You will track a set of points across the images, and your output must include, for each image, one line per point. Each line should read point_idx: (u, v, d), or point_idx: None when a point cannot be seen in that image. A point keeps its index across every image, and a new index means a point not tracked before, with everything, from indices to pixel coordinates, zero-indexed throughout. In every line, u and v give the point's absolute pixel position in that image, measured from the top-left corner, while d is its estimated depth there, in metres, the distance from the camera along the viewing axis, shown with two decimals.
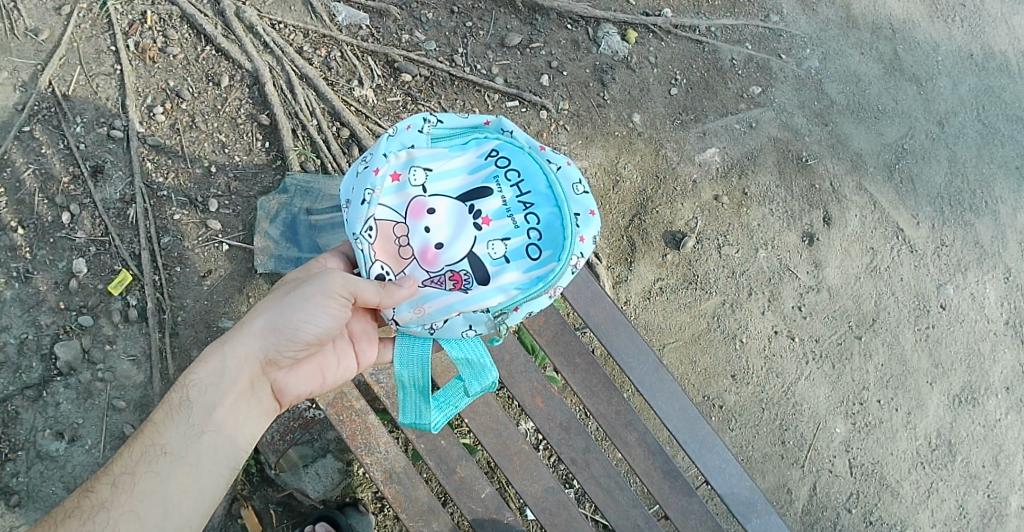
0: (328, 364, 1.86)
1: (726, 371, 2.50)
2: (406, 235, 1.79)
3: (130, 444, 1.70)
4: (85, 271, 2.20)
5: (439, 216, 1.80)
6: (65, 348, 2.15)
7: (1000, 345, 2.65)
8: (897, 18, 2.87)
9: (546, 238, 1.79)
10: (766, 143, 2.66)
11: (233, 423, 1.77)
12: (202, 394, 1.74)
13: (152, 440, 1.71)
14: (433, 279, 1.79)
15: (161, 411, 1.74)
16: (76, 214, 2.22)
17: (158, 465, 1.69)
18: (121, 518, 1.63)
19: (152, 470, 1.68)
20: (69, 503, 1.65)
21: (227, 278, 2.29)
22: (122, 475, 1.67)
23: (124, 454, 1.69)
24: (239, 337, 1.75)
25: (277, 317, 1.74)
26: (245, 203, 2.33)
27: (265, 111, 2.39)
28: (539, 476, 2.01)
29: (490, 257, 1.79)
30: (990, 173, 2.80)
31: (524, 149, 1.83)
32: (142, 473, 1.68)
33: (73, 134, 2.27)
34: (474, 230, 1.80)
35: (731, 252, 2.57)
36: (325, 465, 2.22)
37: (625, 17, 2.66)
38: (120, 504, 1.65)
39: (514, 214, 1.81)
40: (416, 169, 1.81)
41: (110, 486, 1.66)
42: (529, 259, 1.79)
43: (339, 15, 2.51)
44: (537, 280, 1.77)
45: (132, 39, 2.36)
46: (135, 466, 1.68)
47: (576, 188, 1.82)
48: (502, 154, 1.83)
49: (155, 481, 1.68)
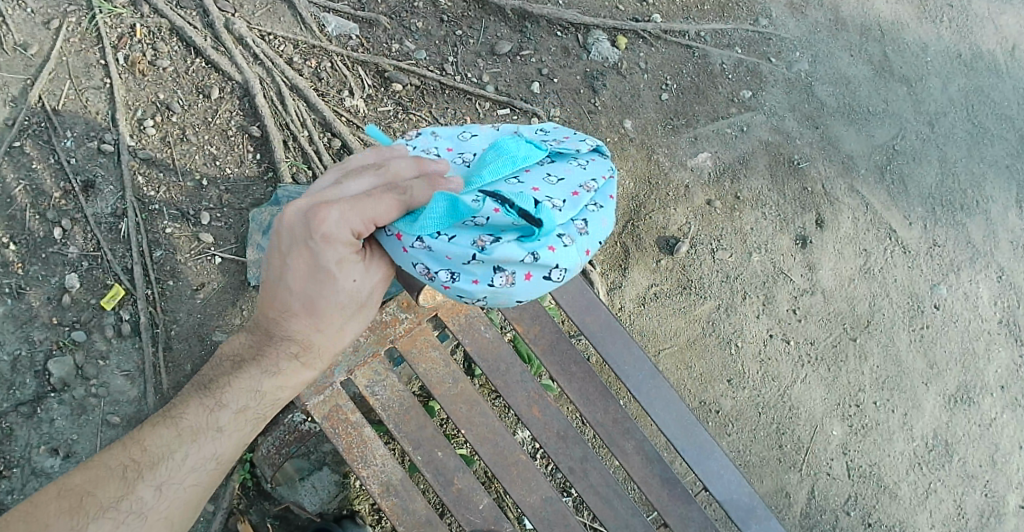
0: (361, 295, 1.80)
1: (721, 376, 2.50)
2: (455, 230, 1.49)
3: (191, 444, 1.72)
4: (77, 286, 2.19)
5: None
6: (58, 364, 2.14)
7: (994, 344, 2.66)
8: (885, 20, 2.88)
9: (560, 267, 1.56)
10: (757, 147, 2.66)
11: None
12: (268, 404, 1.77)
13: (210, 448, 1.74)
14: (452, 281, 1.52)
15: (228, 419, 1.74)
16: (67, 229, 2.21)
17: (203, 476, 1.73)
18: (155, 523, 1.68)
19: (195, 481, 1.72)
20: (103, 495, 1.65)
21: (220, 291, 2.27)
22: (167, 480, 1.70)
23: (178, 457, 1.71)
24: (317, 350, 1.69)
25: (353, 325, 1.69)
26: (237, 216, 2.32)
27: (256, 123, 2.39)
28: (536, 487, 2.00)
29: None
30: (981, 172, 2.80)
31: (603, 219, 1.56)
32: (190, 483, 1.72)
33: (64, 148, 2.25)
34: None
35: (725, 256, 2.57)
36: (321, 477, 2.21)
37: (614, 23, 2.66)
38: (157, 510, 1.69)
39: None
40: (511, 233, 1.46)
41: (152, 490, 1.68)
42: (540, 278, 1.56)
43: (328, 26, 2.51)
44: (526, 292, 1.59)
45: (122, 52, 2.35)
46: (184, 474, 1.71)
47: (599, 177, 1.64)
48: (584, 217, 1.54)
49: (198, 492, 1.73)
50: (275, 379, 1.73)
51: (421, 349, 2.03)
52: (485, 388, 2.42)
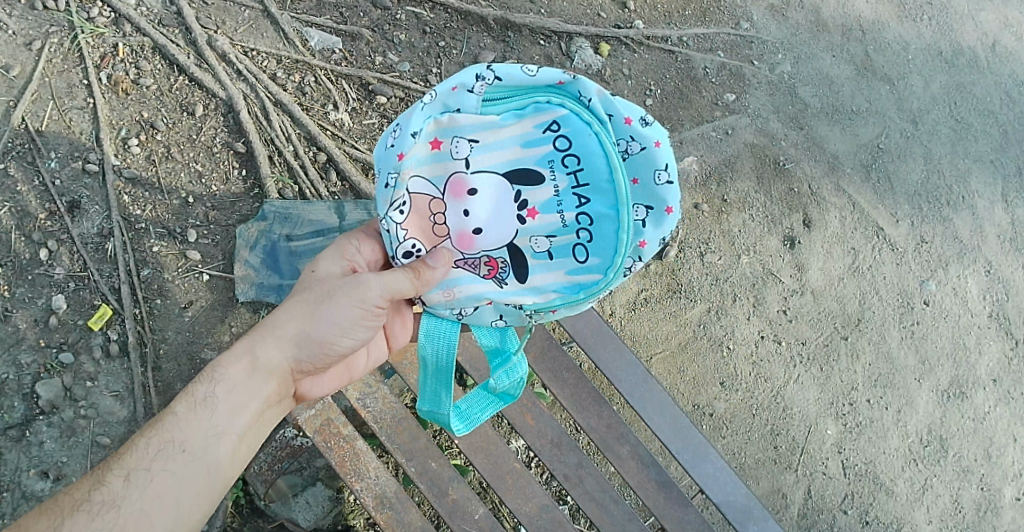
0: (354, 363, 1.85)
1: (714, 378, 2.50)
2: (443, 214, 1.69)
3: (154, 434, 1.62)
4: (64, 307, 2.18)
5: (481, 198, 1.69)
6: (47, 387, 2.12)
7: (984, 338, 2.67)
8: (866, 20, 2.91)
9: (596, 241, 1.67)
10: (743, 149, 2.67)
11: (254, 428, 1.72)
12: (230, 393, 1.67)
13: (172, 434, 1.63)
14: (467, 263, 1.70)
15: (181, 404, 1.65)
16: (53, 251, 2.20)
17: (174, 464, 1.60)
18: (131, 516, 1.55)
19: (166, 469, 1.60)
20: (77, 493, 1.57)
21: (209, 308, 2.26)
22: (136, 470, 1.59)
23: (140, 445, 1.61)
24: (271, 340, 1.69)
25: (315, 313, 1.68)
26: (224, 232, 2.31)
27: (240, 139, 2.38)
28: (532, 494, 1.99)
29: (533, 251, 1.70)
30: (966, 167, 2.82)
31: (591, 130, 1.64)
32: (158, 471, 1.59)
33: (48, 169, 2.24)
34: (519, 224, 1.69)
35: (714, 259, 2.57)
36: (315, 493, 2.20)
37: (597, 30, 2.68)
38: (131, 501, 1.56)
39: (564, 210, 1.68)
40: (461, 140, 1.66)
41: (121, 480, 1.58)
42: (575, 260, 1.68)
43: (311, 40, 2.51)
44: (578, 286, 1.69)
45: (105, 71, 2.35)
46: (151, 462, 1.60)
47: (659, 177, 1.62)
48: (563, 131, 1.66)
49: (171, 481, 1.59)
50: (232, 366, 1.69)
51: (413, 360, 2.03)
52: None
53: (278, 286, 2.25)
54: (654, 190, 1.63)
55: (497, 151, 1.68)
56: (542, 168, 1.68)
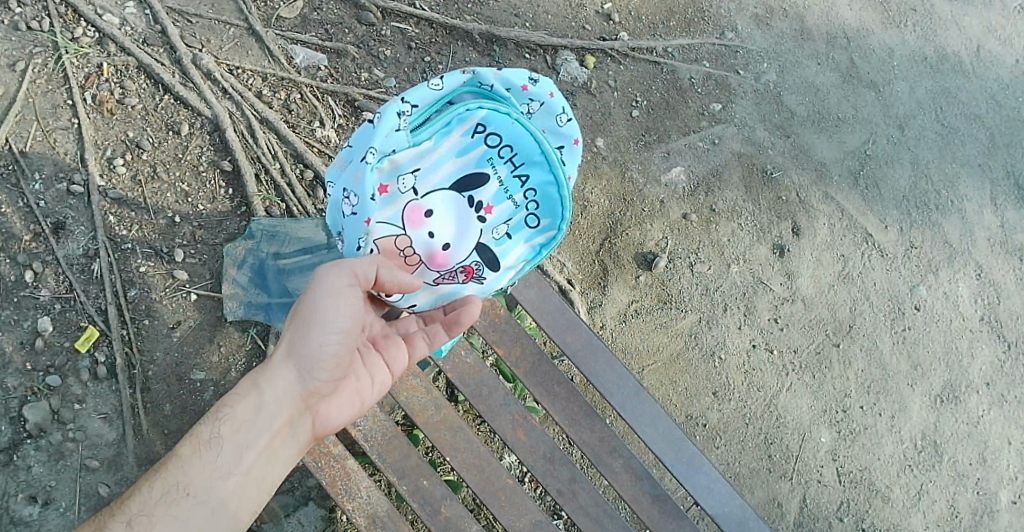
0: (365, 388, 1.80)
1: (706, 388, 2.49)
2: (409, 245, 1.69)
3: (156, 481, 1.65)
4: (51, 329, 2.16)
5: (439, 217, 1.70)
6: (33, 411, 2.10)
7: (977, 342, 2.67)
8: (851, 27, 2.92)
9: (545, 207, 1.73)
10: (730, 158, 2.68)
11: (263, 463, 1.71)
12: (230, 428, 1.69)
13: (176, 477, 1.66)
14: (444, 277, 1.73)
15: (187, 446, 1.68)
16: (39, 272, 2.18)
17: (174, 506, 1.62)
18: None
19: (169, 514, 1.62)
20: None
21: (197, 328, 2.24)
22: (140, 515, 1.61)
23: (143, 491, 1.63)
24: (269, 371, 1.71)
25: (299, 330, 1.70)
26: (211, 251, 2.30)
27: (227, 157, 2.37)
28: (525, 511, 1.98)
29: (494, 239, 1.73)
30: (954, 172, 2.83)
31: (512, 116, 1.68)
32: (160, 514, 1.61)
33: (32, 191, 2.23)
34: (478, 223, 1.72)
35: (704, 269, 2.57)
36: (306, 513, 2.17)
37: (582, 43, 2.68)
38: None
39: (512, 194, 1.72)
40: (405, 178, 1.67)
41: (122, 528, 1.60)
42: (529, 228, 1.74)
43: (296, 57, 2.51)
44: (539, 248, 1.76)
45: (89, 91, 2.33)
46: (153, 507, 1.62)
47: (561, 120, 1.74)
48: (488, 128, 1.70)
49: (170, 523, 1.60)
50: (238, 402, 1.71)
51: (402, 377, 2.02)
52: (470, 413, 2.35)
53: (267, 304, 2.26)
54: (560, 132, 1.75)
55: (438, 170, 1.69)
56: (484, 167, 1.71)
